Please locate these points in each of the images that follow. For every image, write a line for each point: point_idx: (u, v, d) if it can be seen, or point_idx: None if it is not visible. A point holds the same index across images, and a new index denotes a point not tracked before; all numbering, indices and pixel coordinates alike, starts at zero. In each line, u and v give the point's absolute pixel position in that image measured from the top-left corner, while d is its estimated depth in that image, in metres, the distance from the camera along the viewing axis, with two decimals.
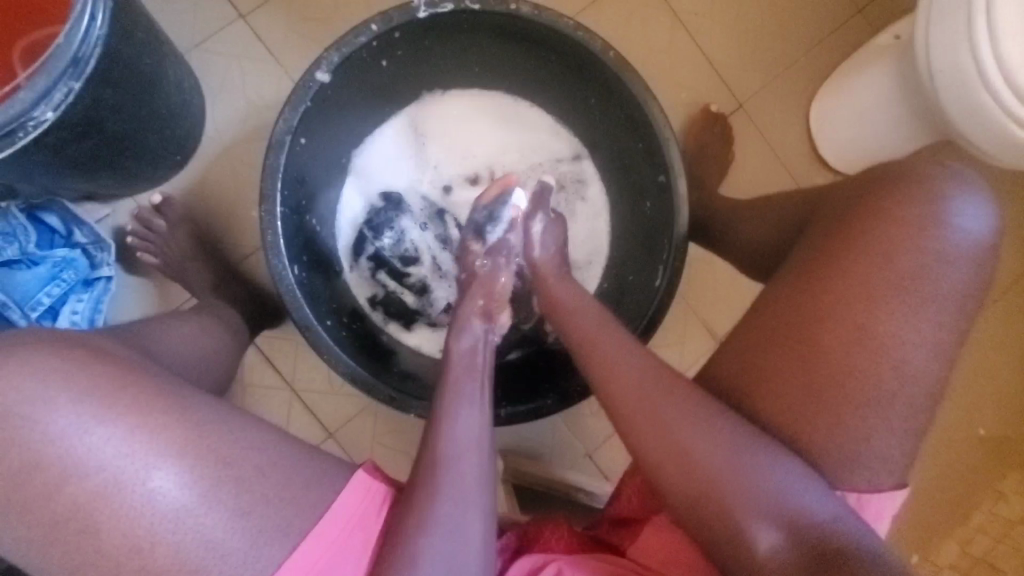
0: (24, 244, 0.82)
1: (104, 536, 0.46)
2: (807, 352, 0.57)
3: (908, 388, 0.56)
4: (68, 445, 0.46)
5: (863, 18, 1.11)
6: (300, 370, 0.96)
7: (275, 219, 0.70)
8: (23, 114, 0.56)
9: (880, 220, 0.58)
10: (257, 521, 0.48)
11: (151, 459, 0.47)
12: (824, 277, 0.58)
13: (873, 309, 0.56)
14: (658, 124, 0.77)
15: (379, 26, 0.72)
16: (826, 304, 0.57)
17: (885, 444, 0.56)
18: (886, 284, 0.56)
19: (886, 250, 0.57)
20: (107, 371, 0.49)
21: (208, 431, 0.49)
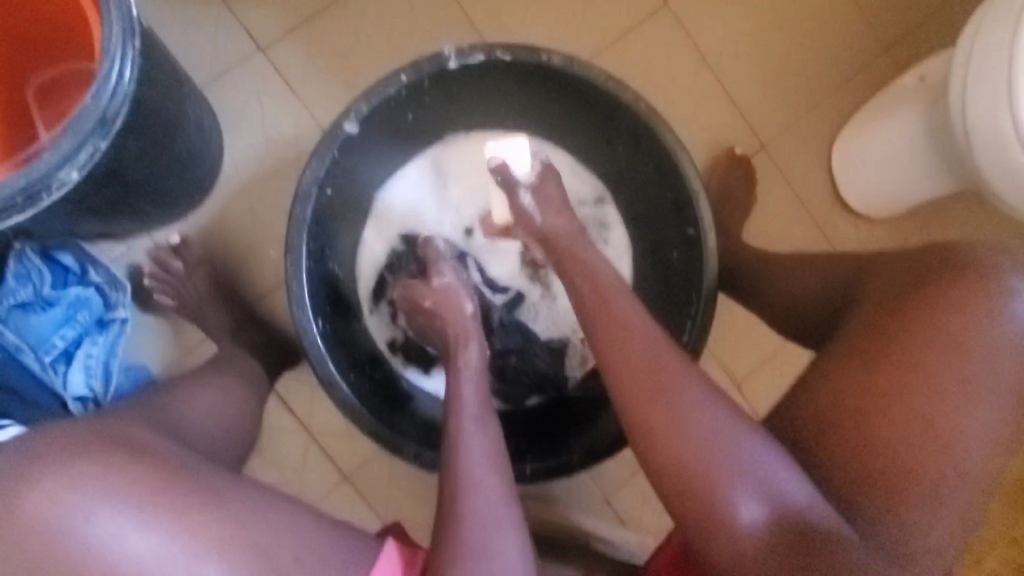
0: (39, 286, 0.80)
1: None
2: (860, 429, 0.57)
3: (959, 479, 0.55)
4: (105, 558, 0.44)
5: (887, 58, 1.10)
6: (316, 412, 0.94)
7: (301, 271, 0.69)
8: (47, 176, 0.54)
9: (940, 304, 0.58)
10: None
11: (193, 563, 0.46)
12: (877, 354, 0.58)
13: (927, 393, 0.56)
14: (688, 177, 0.76)
15: (408, 76, 0.71)
16: (883, 386, 0.57)
17: (941, 538, 0.55)
18: (943, 371, 0.56)
19: (946, 338, 0.57)
20: (143, 470, 0.48)
21: (244, 522, 0.50)
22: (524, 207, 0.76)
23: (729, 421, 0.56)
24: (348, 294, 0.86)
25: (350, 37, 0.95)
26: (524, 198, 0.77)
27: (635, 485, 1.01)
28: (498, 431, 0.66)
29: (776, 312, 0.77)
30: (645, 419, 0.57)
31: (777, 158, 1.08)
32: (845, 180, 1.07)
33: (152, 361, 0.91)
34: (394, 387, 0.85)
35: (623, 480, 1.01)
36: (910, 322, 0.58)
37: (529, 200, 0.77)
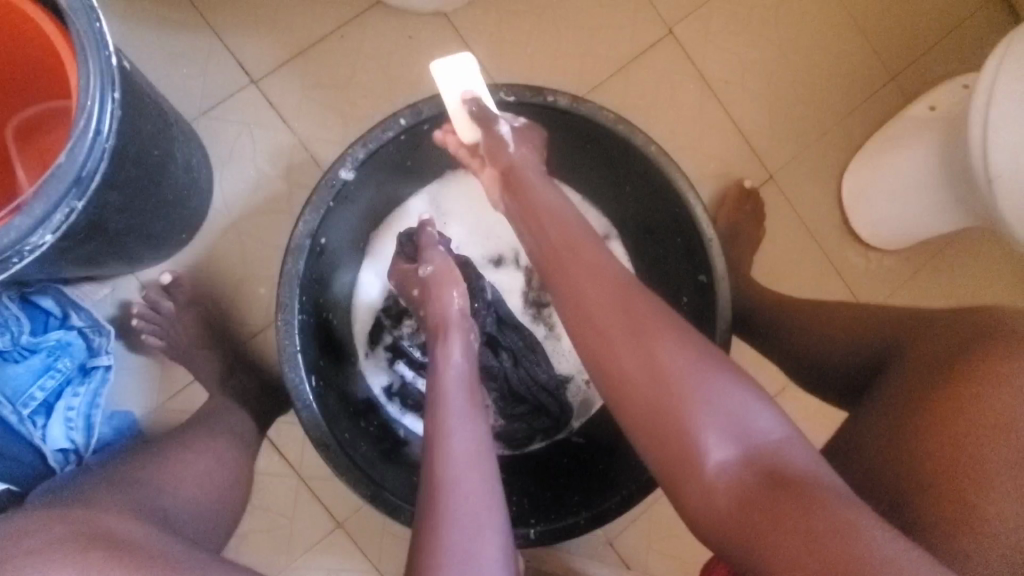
0: (17, 334, 0.75)
1: None
2: (908, 492, 0.54)
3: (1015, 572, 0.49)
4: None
5: (896, 86, 1.08)
6: (309, 457, 0.91)
7: (293, 328, 0.65)
8: (18, 242, 0.50)
9: (994, 369, 0.54)
10: None
11: None
12: (923, 417, 0.56)
13: (980, 467, 0.51)
14: (700, 223, 0.73)
15: (407, 120, 0.67)
16: (931, 458, 0.54)
17: None
18: (992, 446, 0.52)
19: (999, 409, 0.53)
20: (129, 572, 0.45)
21: None
22: (501, 133, 0.66)
23: (727, 387, 0.51)
24: (343, 340, 0.82)
25: (346, 67, 0.92)
26: (502, 128, 0.66)
27: (639, 527, 0.98)
28: (489, 433, 0.59)
29: (803, 364, 0.74)
30: (637, 408, 0.52)
31: (785, 189, 1.05)
32: (854, 211, 1.04)
33: (137, 404, 0.85)
34: (392, 438, 0.81)
35: (628, 521, 0.98)
36: (947, 392, 0.55)
37: (508, 129, 0.67)
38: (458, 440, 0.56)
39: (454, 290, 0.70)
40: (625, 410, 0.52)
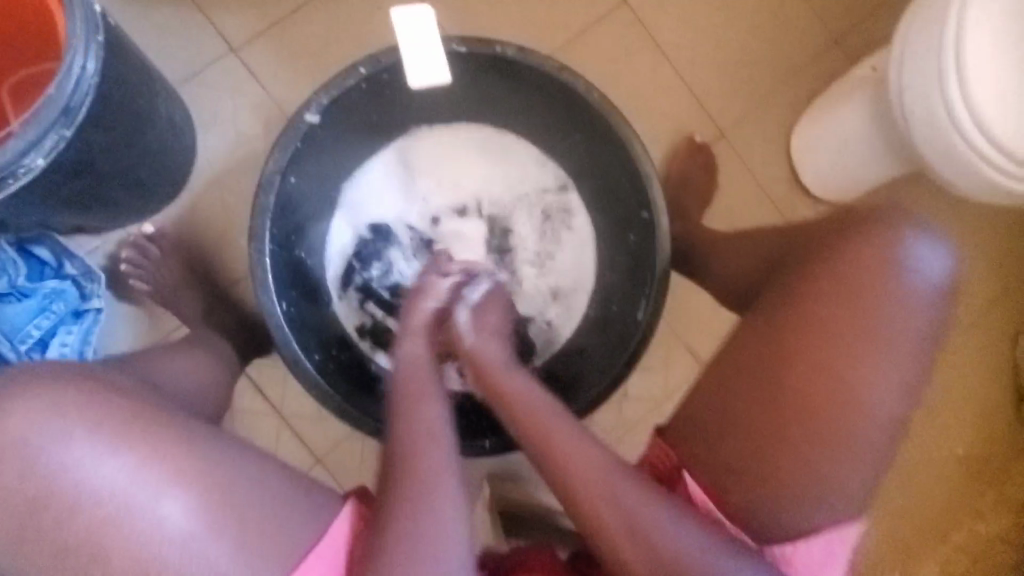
0: (13, 277, 0.82)
1: (113, 562, 0.51)
2: (774, 390, 0.60)
3: (872, 429, 0.58)
4: (81, 476, 0.51)
5: (840, 50, 1.14)
6: (289, 397, 0.97)
7: (264, 256, 0.72)
8: (14, 162, 0.57)
9: (844, 265, 0.60)
10: (256, 557, 0.54)
11: (160, 487, 0.52)
12: (790, 321, 0.60)
13: (835, 348, 0.59)
14: (640, 162, 0.79)
15: (367, 68, 0.75)
16: (783, 358, 0.60)
17: (855, 483, 0.59)
18: (857, 348, 0.59)
19: (865, 316, 0.59)
20: (124, 409, 0.54)
21: (208, 458, 0.54)
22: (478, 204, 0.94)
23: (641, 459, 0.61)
24: (316, 281, 0.88)
25: (318, 35, 0.98)
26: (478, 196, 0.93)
27: None
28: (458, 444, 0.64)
29: (724, 287, 0.80)
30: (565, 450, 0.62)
31: (735, 146, 1.11)
32: (802, 165, 1.10)
33: (127, 346, 0.92)
34: (363, 370, 0.88)
35: None
36: (823, 300, 0.60)
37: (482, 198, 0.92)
38: (428, 456, 0.61)
39: (426, 298, 0.76)
40: (553, 455, 0.62)
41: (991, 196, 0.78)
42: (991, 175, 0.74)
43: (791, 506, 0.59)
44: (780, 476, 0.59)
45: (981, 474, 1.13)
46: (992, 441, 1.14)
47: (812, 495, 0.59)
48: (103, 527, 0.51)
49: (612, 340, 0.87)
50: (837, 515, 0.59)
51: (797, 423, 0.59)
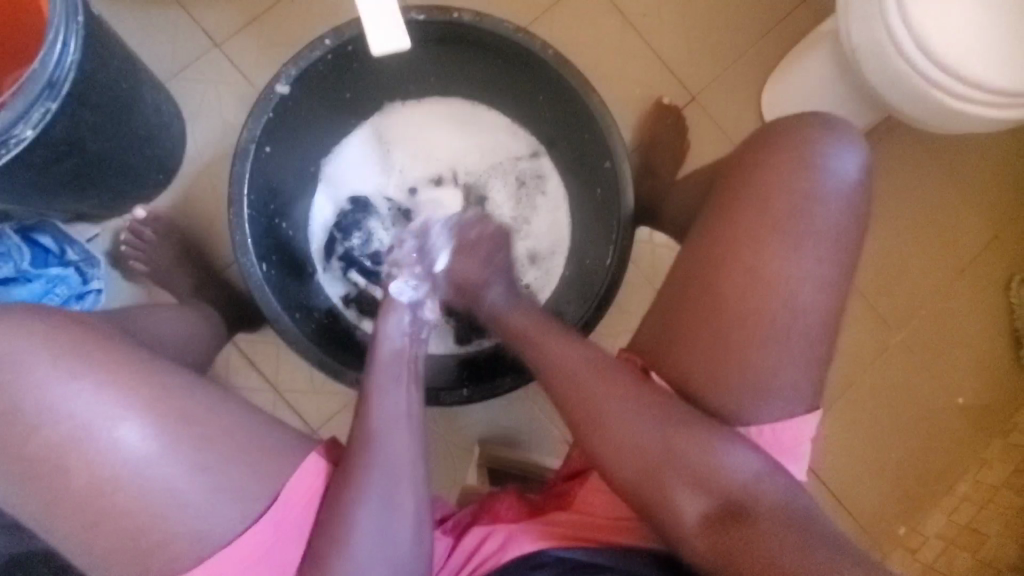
0: (18, 263, 0.88)
1: (75, 476, 0.54)
2: (713, 300, 0.63)
3: (805, 326, 0.62)
4: (46, 395, 0.54)
5: (808, 8, 1.15)
6: (282, 371, 1.00)
7: (243, 221, 0.76)
8: (6, 132, 0.63)
9: (770, 176, 0.64)
10: (213, 478, 0.57)
11: (119, 413, 0.55)
12: (723, 235, 0.64)
13: (761, 249, 0.62)
14: (599, 115, 0.82)
15: (332, 40, 0.78)
16: (718, 269, 0.64)
17: (797, 380, 0.63)
18: (783, 247, 0.62)
19: (781, 215, 0.63)
20: (87, 340, 0.58)
21: (170, 390, 0.58)
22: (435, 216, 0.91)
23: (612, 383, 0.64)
24: (300, 252, 0.92)
25: (294, 25, 1.02)
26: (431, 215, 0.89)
27: None
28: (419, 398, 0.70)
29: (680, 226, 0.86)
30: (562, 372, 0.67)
31: (707, 109, 1.13)
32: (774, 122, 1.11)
33: None
34: (349, 335, 0.92)
35: None
36: (746, 212, 0.64)
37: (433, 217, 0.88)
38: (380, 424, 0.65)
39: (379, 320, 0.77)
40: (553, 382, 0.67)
41: (943, 115, 0.79)
42: (932, 92, 0.76)
43: (741, 406, 0.63)
44: (729, 382, 0.63)
45: (982, 422, 1.12)
46: (995, 388, 1.12)
47: (762, 387, 0.62)
48: (67, 443, 0.54)
49: (586, 292, 0.89)
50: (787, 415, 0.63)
51: (733, 322, 0.62)
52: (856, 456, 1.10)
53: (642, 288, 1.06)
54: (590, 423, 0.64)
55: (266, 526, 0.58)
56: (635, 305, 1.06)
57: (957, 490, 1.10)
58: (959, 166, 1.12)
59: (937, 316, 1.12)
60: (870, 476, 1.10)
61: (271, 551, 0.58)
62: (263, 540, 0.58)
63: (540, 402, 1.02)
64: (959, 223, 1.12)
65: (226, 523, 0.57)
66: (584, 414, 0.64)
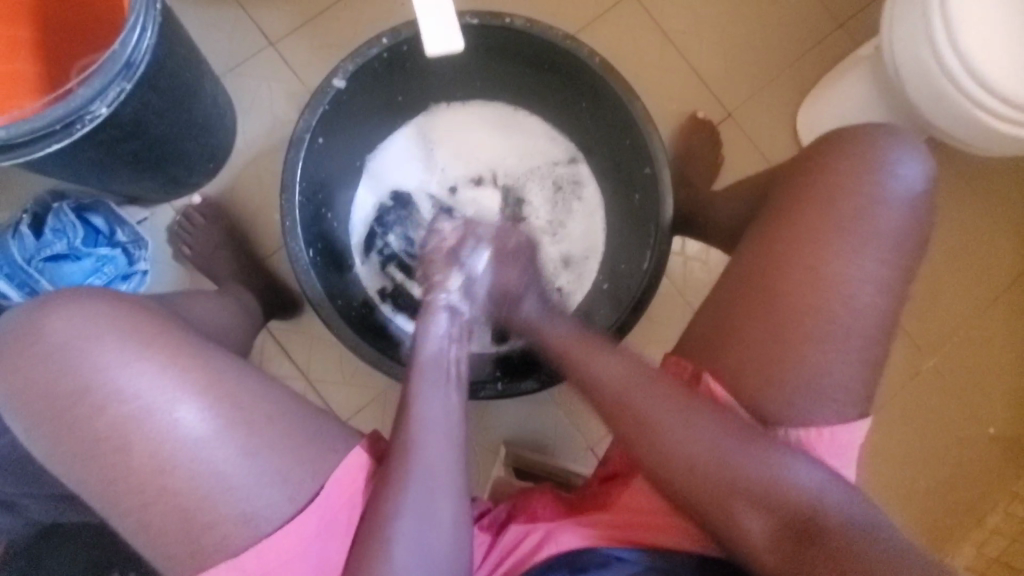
0: (72, 240, 0.91)
1: (134, 456, 0.54)
2: (772, 304, 0.63)
3: (852, 333, 0.62)
4: (109, 374, 0.54)
5: (845, 32, 1.16)
6: (314, 361, 1.02)
7: (294, 207, 0.78)
8: (81, 108, 0.67)
9: (823, 185, 0.65)
10: (265, 463, 0.56)
11: (177, 395, 0.55)
12: (777, 241, 0.65)
13: (818, 252, 0.63)
14: (641, 122, 0.83)
15: (389, 39, 0.81)
16: (773, 273, 0.64)
17: (841, 389, 0.62)
18: (828, 254, 0.63)
19: (834, 224, 0.63)
20: (144, 321, 0.58)
21: (220, 375, 0.58)
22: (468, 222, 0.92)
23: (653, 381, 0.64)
24: (341, 244, 0.94)
25: (346, 28, 1.06)
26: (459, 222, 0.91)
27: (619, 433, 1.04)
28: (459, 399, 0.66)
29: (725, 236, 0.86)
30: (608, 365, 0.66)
31: (743, 125, 1.15)
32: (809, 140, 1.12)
33: None
34: (383, 327, 0.93)
35: None
36: (800, 217, 0.65)
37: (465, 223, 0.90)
38: (432, 448, 0.61)
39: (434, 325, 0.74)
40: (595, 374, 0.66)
41: (985, 136, 0.79)
42: (978, 113, 0.77)
43: (784, 412, 0.62)
44: (777, 389, 0.62)
45: (1014, 454, 1.10)
46: None
47: (810, 399, 0.62)
48: (128, 423, 0.54)
49: (621, 296, 0.89)
50: (830, 426, 0.62)
51: (782, 331, 0.63)
52: (884, 481, 1.08)
53: (672, 298, 1.07)
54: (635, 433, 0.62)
55: (305, 530, 0.56)
56: (665, 315, 1.06)
57: (988, 523, 1.07)
58: (994, 194, 1.12)
59: (969, 342, 1.10)
60: (898, 503, 1.08)
61: (310, 542, 0.56)
62: (300, 536, 0.56)
63: (566, 406, 1.02)
64: (994, 249, 1.12)
65: (273, 506, 0.56)
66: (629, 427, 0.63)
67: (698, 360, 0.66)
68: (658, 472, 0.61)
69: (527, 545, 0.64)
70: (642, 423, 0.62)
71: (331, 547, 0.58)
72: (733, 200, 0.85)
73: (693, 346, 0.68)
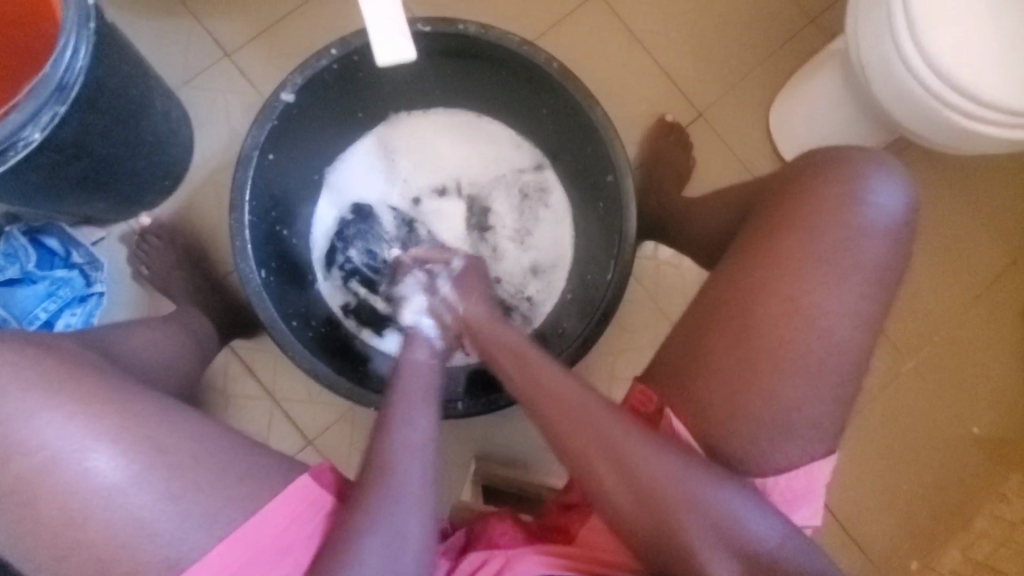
0: (25, 264, 0.90)
1: (41, 508, 0.52)
2: (750, 328, 0.60)
3: (817, 348, 0.59)
4: (11, 427, 0.52)
5: (817, 27, 1.14)
6: (281, 379, 0.99)
7: (243, 227, 0.76)
8: (12, 135, 0.65)
9: (804, 202, 0.63)
10: (186, 506, 0.53)
11: (89, 441, 0.53)
12: (760, 258, 0.62)
13: (780, 265, 0.61)
14: (601, 128, 0.81)
15: (338, 50, 0.79)
16: (748, 292, 0.61)
17: (807, 406, 0.60)
18: (787, 267, 0.61)
19: (809, 240, 0.61)
20: (50, 369, 0.54)
21: (141, 420, 0.55)
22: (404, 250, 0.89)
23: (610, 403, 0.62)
24: (301, 260, 0.92)
25: (304, 37, 1.04)
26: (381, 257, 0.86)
27: None
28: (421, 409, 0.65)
29: (698, 247, 0.83)
30: (567, 379, 0.64)
31: (714, 125, 1.12)
32: (782, 139, 1.10)
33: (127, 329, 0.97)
34: (347, 344, 0.91)
35: None
36: (770, 235, 0.63)
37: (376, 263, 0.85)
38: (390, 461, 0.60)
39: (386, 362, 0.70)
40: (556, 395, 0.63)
41: (952, 134, 0.77)
42: (945, 112, 0.75)
43: (748, 432, 0.60)
44: (739, 410, 0.60)
45: (998, 453, 1.08)
46: (1012, 416, 1.08)
47: (774, 417, 0.59)
48: (35, 475, 0.52)
49: (588, 307, 0.87)
50: (795, 445, 0.60)
51: (742, 348, 0.60)
52: (865, 485, 1.06)
53: (645, 305, 1.05)
54: (598, 456, 0.59)
55: (237, 562, 0.53)
56: (638, 323, 1.04)
57: (972, 524, 1.05)
58: (970, 189, 1.10)
59: (949, 340, 1.09)
60: (879, 505, 1.06)
61: (245, 572, 0.53)
62: (234, 561, 0.53)
63: None
64: (973, 246, 1.10)
65: (201, 552, 0.53)
66: (588, 445, 0.60)
67: (665, 382, 0.64)
68: (617, 486, 0.59)
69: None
70: (596, 448, 0.60)
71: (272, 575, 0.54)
72: (710, 212, 0.82)
73: (660, 367, 0.65)
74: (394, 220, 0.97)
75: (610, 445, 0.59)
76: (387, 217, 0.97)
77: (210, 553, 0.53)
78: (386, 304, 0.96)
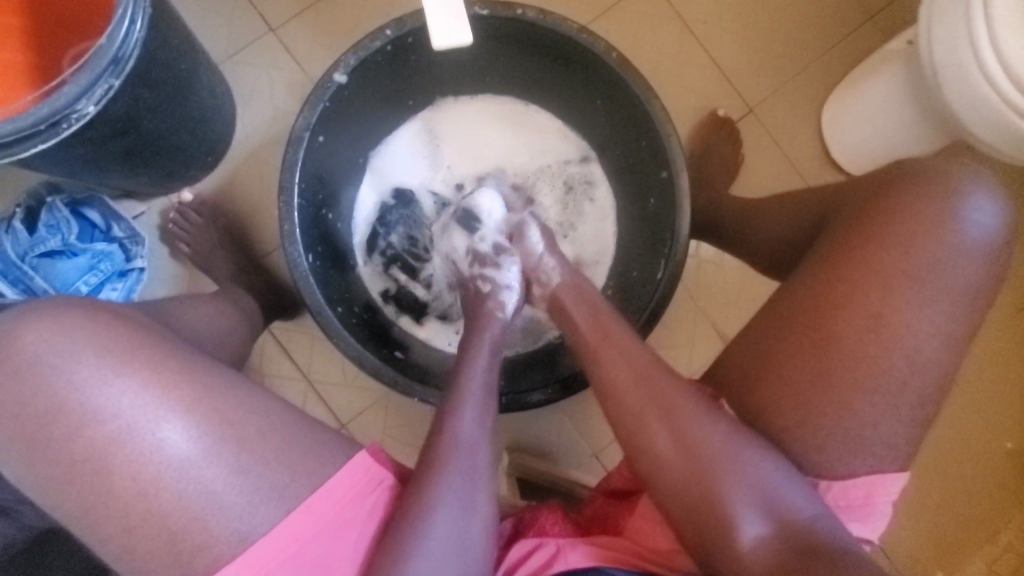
0: (66, 236, 0.89)
1: (115, 477, 0.51)
2: (817, 342, 0.59)
3: (884, 365, 0.58)
4: (88, 393, 0.51)
5: (876, 23, 1.10)
6: (316, 361, 0.99)
7: (292, 210, 0.75)
8: (67, 107, 0.63)
9: (880, 218, 0.61)
10: (257, 480, 0.53)
11: (161, 412, 0.52)
12: (830, 272, 0.61)
13: (854, 283, 0.59)
14: (658, 122, 0.78)
15: (393, 31, 0.77)
16: (816, 310, 0.60)
17: (871, 422, 0.58)
18: (859, 282, 0.59)
19: (885, 258, 0.59)
20: (125, 335, 0.54)
21: (212, 394, 0.54)
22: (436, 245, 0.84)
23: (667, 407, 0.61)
24: (344, 244, 0.91)
25: (349, 15, 1.01)
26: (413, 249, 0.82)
27: None
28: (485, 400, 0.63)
29: (755, 253, 0.82)
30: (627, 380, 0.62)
31: (765, 122, 1.09)
32: (834, 141, 1.06)
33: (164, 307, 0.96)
34: (387, 331, 0.90)
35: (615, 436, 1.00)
36: (857, 251, 0.60)
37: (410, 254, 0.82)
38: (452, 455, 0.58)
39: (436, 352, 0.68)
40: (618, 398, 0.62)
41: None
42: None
43: (808, 447, 0.59)
44: (801, 425, 0.59)
45: None
46: None
47: (838, 433, 0.58)
48: (109, 444, 0.51)
49: (633, 305, 0.86)
50: (858, 462, 0.59)
51: (811, 362, 0.59)
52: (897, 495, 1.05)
53: (684, 303, 1.03)
54: (662, 458, 0.58)
55: (303, 534, 0.53)
56: (679, 323, 1.03)
57: (1002, 540, 1.04)
58: None
59: (990, 354, 1.06)
60: (910, 515, 1.05)
61: (309, 547, 0.53)
62: (299, 536, 0.53)
63: (572, 412, 0.99)
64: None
65: (268, 526, 0.53)
66: (653, 441, 0.58)
67: (721, 391, 0.63)
68: (679, 490, 0.57)
69: (534, 563, 0.60)
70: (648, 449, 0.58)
71: (335, 553, 0.54)
72: (771, 218, 0.80)
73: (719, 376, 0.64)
74: (434, 206, 0.96)
75: (677, 442, 0.57)
76: (428, 203, 0.96)
77: (271, 533, 0.53)
78: (424, 291, 0.95)
